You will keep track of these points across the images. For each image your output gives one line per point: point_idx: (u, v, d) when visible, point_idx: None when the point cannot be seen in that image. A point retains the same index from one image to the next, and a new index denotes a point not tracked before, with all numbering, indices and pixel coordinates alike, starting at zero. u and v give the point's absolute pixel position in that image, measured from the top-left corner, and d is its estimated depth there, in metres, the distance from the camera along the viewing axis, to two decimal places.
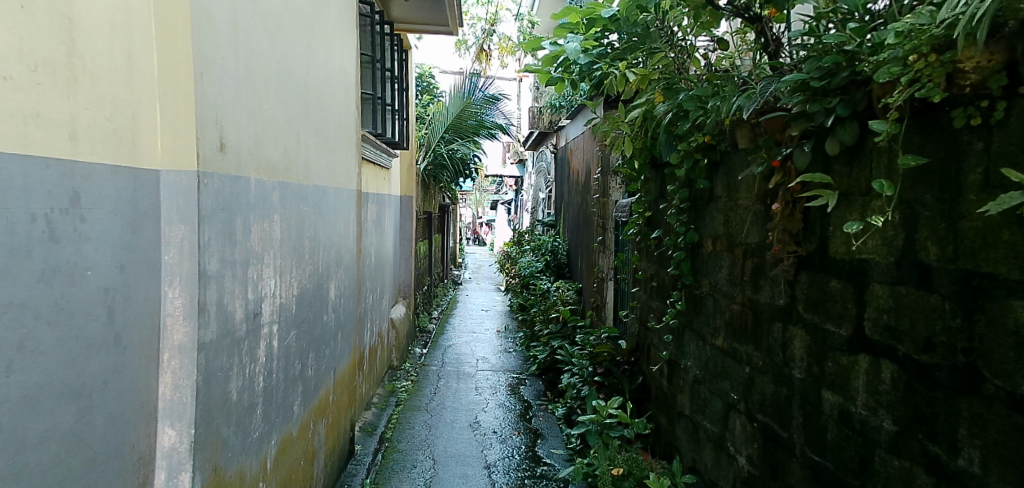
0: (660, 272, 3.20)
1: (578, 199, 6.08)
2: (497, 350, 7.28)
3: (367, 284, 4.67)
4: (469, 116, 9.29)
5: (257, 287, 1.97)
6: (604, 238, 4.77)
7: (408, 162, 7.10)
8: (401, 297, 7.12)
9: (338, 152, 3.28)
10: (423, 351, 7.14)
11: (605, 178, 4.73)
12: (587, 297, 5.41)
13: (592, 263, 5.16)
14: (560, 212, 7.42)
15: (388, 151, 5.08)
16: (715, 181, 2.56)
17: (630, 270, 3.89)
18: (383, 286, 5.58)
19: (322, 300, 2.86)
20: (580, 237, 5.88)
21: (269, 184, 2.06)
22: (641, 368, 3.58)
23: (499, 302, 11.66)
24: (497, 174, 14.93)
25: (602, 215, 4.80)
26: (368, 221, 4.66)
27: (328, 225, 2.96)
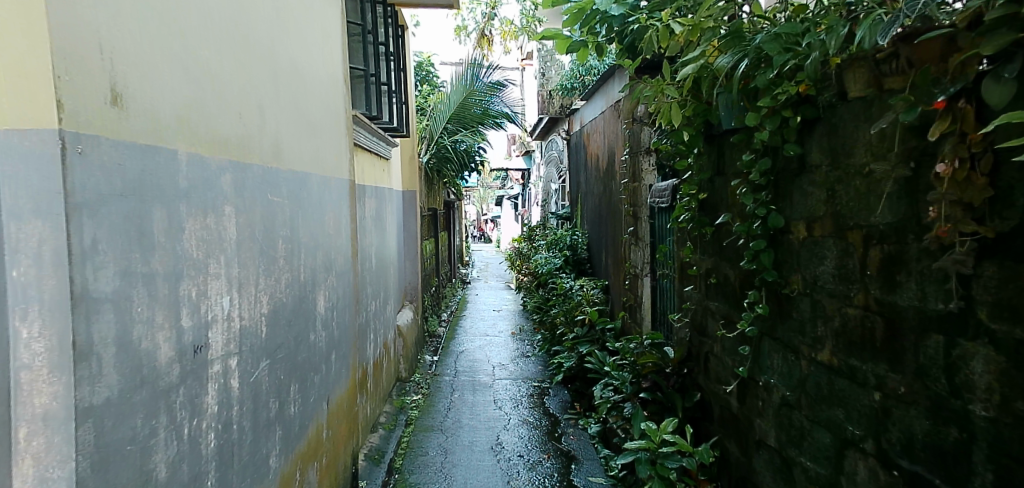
0: (725, 266, 2.60)
1: (598, 186, 5.46)
2: (513, 355, 6.69)
3: (368, 289, 4.10)
4: (473, 105, 8.69)
5: (207, 309, 1.41)
6: (636, 229, 4.16)
7: (408, 154, 6.51)
8: (407, 301, 6.53)
9: (323, 133, 2.69)
10: (433, 359, 6.56)
11: (635, 159, 4.12)
12: (615, 296, 4.82)
13: (621, 257, 4.56)
14: (576, 202, 6.80)
15: (384, 138, 4.49)
16: (808, 146, 1.98)
17: (676, 264, 3.30)
18: (386, 291, 5.00)
19: (309, 315, 2.29)
20: (604, 229, 5.28)
21: (212, 164, 1.48)
22: (697, 383, 2.99)
23: (510, 301, 11.07)
24: (502, 167, 14.28)
25: (633, 202, 4.19)
26: (365, 218, 4.06)
27: (312, 221, 2.37)
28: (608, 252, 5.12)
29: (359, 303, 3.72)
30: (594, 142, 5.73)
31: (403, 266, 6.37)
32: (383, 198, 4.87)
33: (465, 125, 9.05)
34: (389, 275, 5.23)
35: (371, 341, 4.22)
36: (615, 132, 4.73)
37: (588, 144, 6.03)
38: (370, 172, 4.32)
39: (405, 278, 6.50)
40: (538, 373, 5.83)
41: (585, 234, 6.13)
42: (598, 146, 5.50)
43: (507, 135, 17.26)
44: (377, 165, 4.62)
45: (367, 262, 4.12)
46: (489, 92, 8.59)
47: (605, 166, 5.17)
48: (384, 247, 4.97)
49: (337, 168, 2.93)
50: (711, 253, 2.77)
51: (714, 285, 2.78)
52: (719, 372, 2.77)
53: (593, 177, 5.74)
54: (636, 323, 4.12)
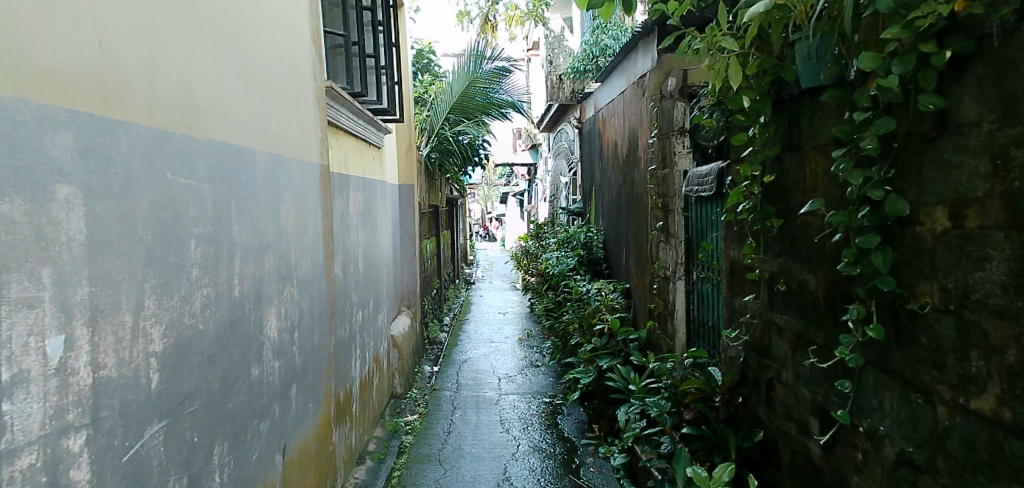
0: (807, 271, 2.00)
1: (617, 177, 4.85)
2: (521, 366, 6.06)
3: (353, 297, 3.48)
4: (477, 93, 8.09)
5: (5, 362, 0.81)
6: (666, 224, 3.54)
7: (404, 144, 5.91)
8: (404, 307, 5.92)
9: (283, 101, 2.06)
10: (433, 370, 5.96)
11: (663, 142, 3.53)
12: (639, 301, 4.21)
13: (647, 257, 3.95)
14: (590, 196, 6.17)
15: (373, 121, 3.89)
16: (956, 97, 1.37)
17: (725, 266, 2.69)
18: (378, 296, 4.40)
19: (252, 342, 1.68)
20: (624, 224, 4.66)
21: (8, 102, 0.83)
22: (757, 417, 2.38)
23: (516, 303, 10.47)
24: (507, 163, 13.63)
25: (662, 193, 3.58)
26: (350, 213, 3.46)
27: (258, 214, 1.75)
28: (630, 250, 4.50)
29: (340, 313, 3.11)
30: (611, 128, 5.10)
31: (399, 268, 5.76)
32: (374, 192, 4.28)
33: (468, 116, 8.44)
34: (382, 277, 4.62)
35: (357, 357, 3.61)
36: (638, 113, 4.12)
37: (604, 130, 5.42)
38: (357, 160, 3.71)
39: (401, 280, 5.89)
40: (549, 388, 5.21)
41: (601, 230, 5.50)
42: (617, 131, 4.88)
43: (513, 129, 16.61)
44: (366, 152, 4.04)
45: (352, 264, 3.50)
46: (494, 80, 7.99)
47: (625, 153, 4.56)
48: (376, 247, 4.37)
49: (304, 150, 2.30)
50: (780, 252, 2.17)
51: (785, 293, 2.17)
52: (791, 406, 2.16)
53: (610, 166, 5.13)
54: (668, 335, 3.49)
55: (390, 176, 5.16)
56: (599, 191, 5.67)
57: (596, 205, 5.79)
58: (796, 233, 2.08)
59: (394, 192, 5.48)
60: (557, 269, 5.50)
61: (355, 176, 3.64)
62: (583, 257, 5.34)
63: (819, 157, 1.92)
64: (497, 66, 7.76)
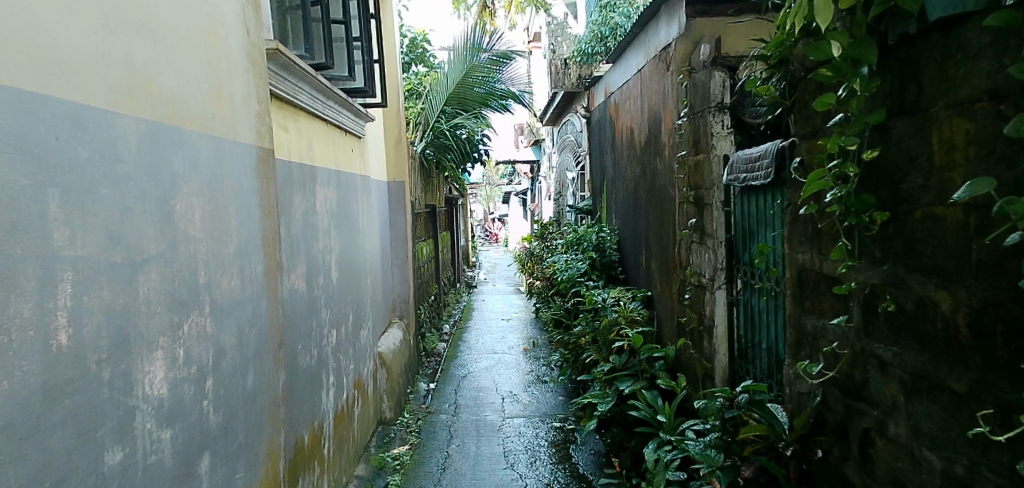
0: (939, 284, 1.39)
1: (634, 169, 4.23)
2: (527, 382, 5.44)
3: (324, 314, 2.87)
4: (475, 83, 7.49)
5: None
6: (701, 222, 2.93)
7: (393, 136, 5.30)
8: (395, 318, 5.30)
9: (181, 49, 1.41)
10: (429, 387, 5.36)
11: (696, 122, 2.92)
12: (664, 312, 3.60)
13: (675, 260, 3.33)
14: (601, 192, 5.54)
15: (349, 104, 3.29)
16: None
17: (792, 274, 2.09)
18: (361, 309, 3.79)
19: (110, 412, 1.08)
20: (644, 221, 4.04)
21: None
22: (846, 480, 1.77)
23: (520, 308, 9.86)
24: (508, 160, 12.95)
25: (694, 185, 2.97)
26: (318, 213, 2.85)
27: (123, 213, 1.14)
28: (651, 252, 3.87)
29: (302, 336, 2.51)
30: (626, 114, 4.48)
31: (389, 275, 5.16)
32: (353, 189, 3.67)
33: (466, 109, 7.82)
34: (366, 286, 4.00)
35: (331, 387, 3.00)
36: (661, 92, 3.51)
37: (618, 117, 4.80)
38: (329, 149, 3.11)
39: (392, 288, 5.27)
40: (558, 410, 4.57)
41: (615, 230, 4.87)
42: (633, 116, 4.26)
43: (515, 126, 15.94)
44: (342, 142, 3.44)
45: (322, 275, 2.88)
46: (493, 68, 7.37)
47: (645, 140, 3.94)
48: (356, 253, 3.76)
49: (225, 126, 1.65)
50: (886, 257, 1.57)
51: (894, 315, 1.56)
52: (901, 472, 1.55)
53: (626, 156, 4.50)
54: (707, 356, 2.88)
55: (375, 171, 4.56)
56: (612, 185, 5.04)
57: (608, 202, 5.16)
58: (914, 230, 1.48)
59: (381, 189, 4.87)
60: (565, 274, 4.88)
61: (325, 167, 3.02)
62: (595, 260, 4.72)
63: (960, 120, 1.32)
64: (498, 53, 7.17)
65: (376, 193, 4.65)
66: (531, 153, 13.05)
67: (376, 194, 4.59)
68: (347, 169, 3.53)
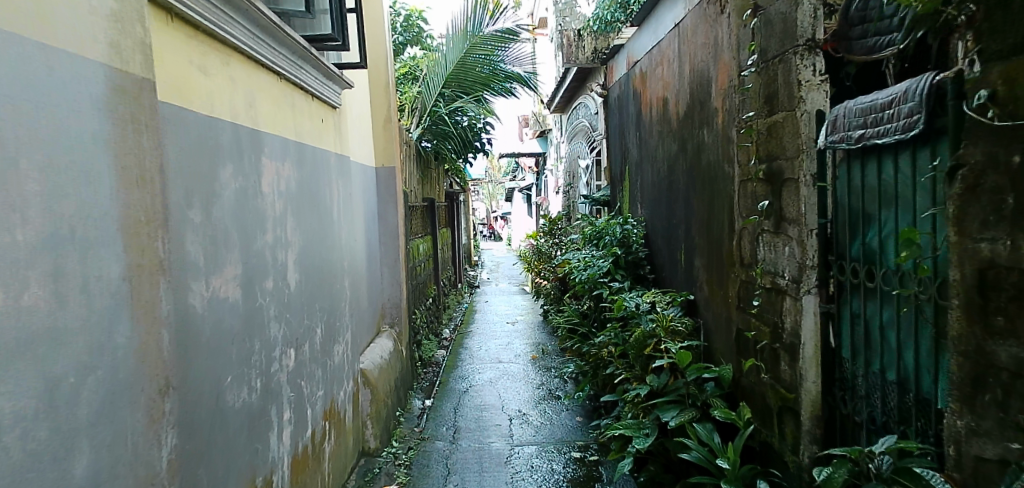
0: None
1: (670, 146, 3.47)
2: (537, 398, 4.70)
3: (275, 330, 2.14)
4: (477, 63, 6.76)
5: None
6: (779, 203, 2.19)
7: (381, 115, 4.55)
8: (385, 326, 4.55)
9: None
10: (424, 405, 4.62)
11: (771, 71, 2.17)
12: (714, 321, 2.86)
13: (734, 255, 2.59)
14: (623, 178, 4.77)
15: (311, 57, 2.55)
16: None
17: (964, 275, 1.34)
18: (336, 320, 3.05)
19: None
20: (683, 209, 3.28)
21: None
22: None
23: (527, 310, 9.13)
24: (512, 153, 12.14)
25: (768, 155, 2.24)
26: (266, 195, 2.12)
27: None
28: (693, 246, 3.12)
29: (230, 364, 1.78)
30: (658, 81, 3.73)
31: (377, 276, 4.42)
32: (326, 169, 2.93)
33: (466, 91, 7.04)
34: (345, 289, 3.27)
35: (287, 425, 2.26)
36: (711, 44, 2.76)
37: (645, 89, 4.04)
38: (285, 113, 2.37)
39: (381, 291, 4.52)
40: (577, 437, 3.82)
41: (644, 221, 4.12)
42: (668, 82, 3.50)
43: (519, 117, 15.10)
44: (307, 108, 2.71)
45: (274, 279, 2.16)
46: (497, 45, 6.63)
47: (685, 110, 3.20)
48: (330, 249, 3.02)
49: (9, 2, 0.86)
50: None
51: None
52: None
53: (657, 132, 3.75)
54: (790, 384, 2.14)
55: (356, 154, 3.82)
56: (637, 168, 4.29)
57: (634, 190, 4.41)
58: None
59: (364, 175, 4.13)
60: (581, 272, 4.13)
61: (279, 135, 2.28)
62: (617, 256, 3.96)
63: None
64: (501, 29, 6.47)
65: (359, 180, 3.93)
66: (537, 145, 12.23)
67: (358, 180, 3.86)
68: (316, 144, 2.79)
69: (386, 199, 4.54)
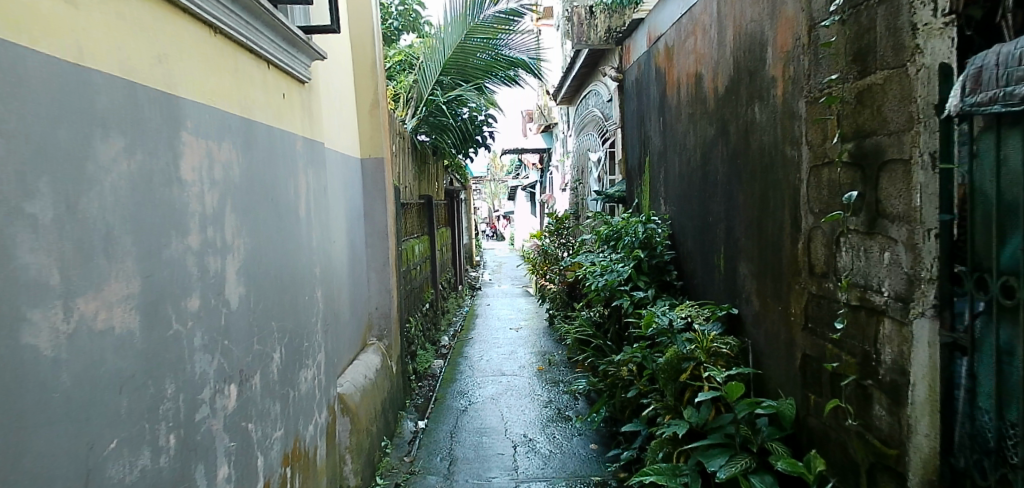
0: None
1: (706, 130, 2.93)
2: (545, 420, 4.15)
3: (207, 365, 1.61)
4: (478, 47, 6.21)
5: None
6: (876, 193, 1.65)
7: (368, 100, 3.99)
8: (372, 338, 4.00)
9: None
10: (417, 428, 4.07)
11: (870, 19, 1.64)
12: (768, 342, 2.31)
13: (801, 261, 2.05)
14: (642, 171, 4.22)
15: (263, 10, 1.99)
16: None
17: None
18: (307, 339, 2.52)
19: None
20: (723, 203, 2.73)
21: None
22: None
23: (531, 315, 8.57)
24: (516, 148, 11.58)
25: (860, 130, 1.70)
26: (191, 184, 1.58)
27: None
28: (739, 249, 2.57)
29: (119, 423, 1.25)
30: (688, 56, 3.18)
31: (362, 283, 3.88)
32: (290, 156, 2.40)
33: (466, 79, 6.49)
34: (321, 300, 2.75)
35: (227, 485, 1.74)
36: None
37: (671, 66, 3.50)
38: (225, 79, 1.84)
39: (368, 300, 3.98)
40: (592, 471, 3.26)
41: (670, 219, 3.58)
42: (704, 54, 2.95)
43: (523, 112, 14.54)
44: (263, 79, 2.17)
45: (204, 296, 1.63)
46: (500, 28, 6.09)
47: (728, 85, 2.65)
48: (298, 253, 2.48)
49: None
50: None
51: None
52: None
53: (688, 115, 3.20)
54: (891, 437, 1.60)
55: (332, 141, 3.28)
56: (661, 160, 3.74)
57: (657, 184, 3.86)
58: None
59: (346, 167, 3.59)
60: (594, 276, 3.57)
61: (214, 106, 1.74)
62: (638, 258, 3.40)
63: None
64: (504, 10, 5.95)
65: (339, 172, 3.40)
66: (542, 140, 11.67)
67: (337, 172, 3.32)
68: (275, 124, 2.26)
69: (373, 194, 3.99)
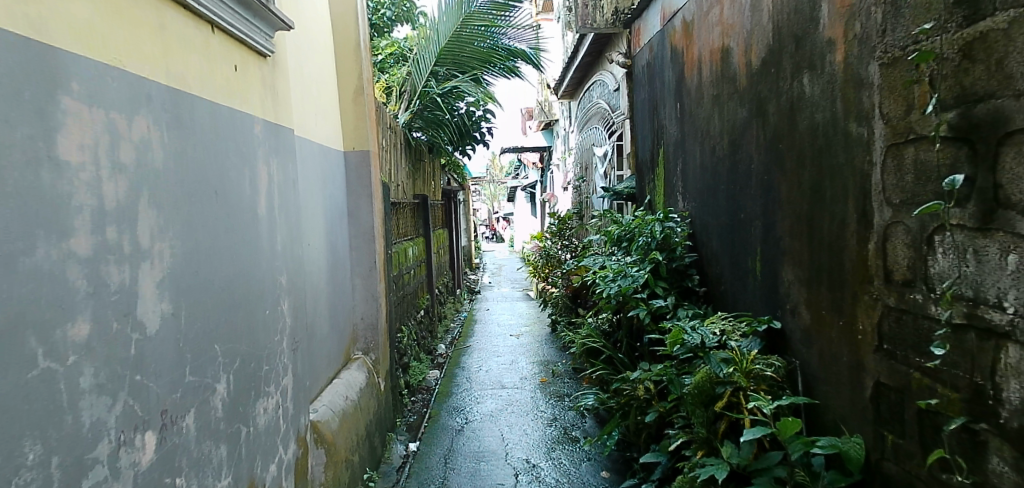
0: None
1: (738, 113, 2.52)
2: (550, 442, 3.73)
3: (104, 412, 1.21)
4: (476, 36, 5.80)
5: None
6: (995, 176, 1.23)
7: (352, 87, 3.54)
8: (356, 353, 3.58)
9: None
10: (408, 452, 3.65)
11: None
12: (822, 363, 1.91)
13: (874, 265, 1.64)
14: (655, 165, 3.81)
15: None
16: None
17: None
18: (268, 362, 2.10)
19: None
20: (762, 197, 2.32)
21: None
22: None
23: (533, 320, 8.15)
24: (515, 147, 11.19)
25: (968, 94, 1.29)
26: (77, 168, 1.16)
27: None
28: (783, 250, 2.16)
29: None
30: (712, 29, 2.78)
31: (345, 292, 3.46)
32: (245, 143, 1.97)
33: (462, 70, 6.08)
34: (289, 315, 2.33)
35: None
36: None
37: (690, 43, 3.10)
38: (143, 38, 1.43)
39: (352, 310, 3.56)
40: None
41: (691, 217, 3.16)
42: (732, 24, 2.55)
43: (523, 110, 14.15)
44: (207, 47, 1.76)
45: (100, 321, 1.21)
46: (498, 15, 5.69)
47: (767, 57, 2.24)
48: (259, 259, 2.07)
49: None
50: None
51: None
52: None
53: (713, 97, 2.79)
54: None
55: (308, 130, 2.86)
56: (681, 151, 3.32)
57: (674, 178, 3.44)
58: None
59: (325, 161, 3.17)
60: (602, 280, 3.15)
61: (124, 71, 1.33)
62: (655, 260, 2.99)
63: None
64: None
65: (316, 166, 2.98)
66: (542, 138, 11.27)
67: (312, 167, 2.91)
68: (224, 102, 1.84)
69: (357, 192, 3.58)
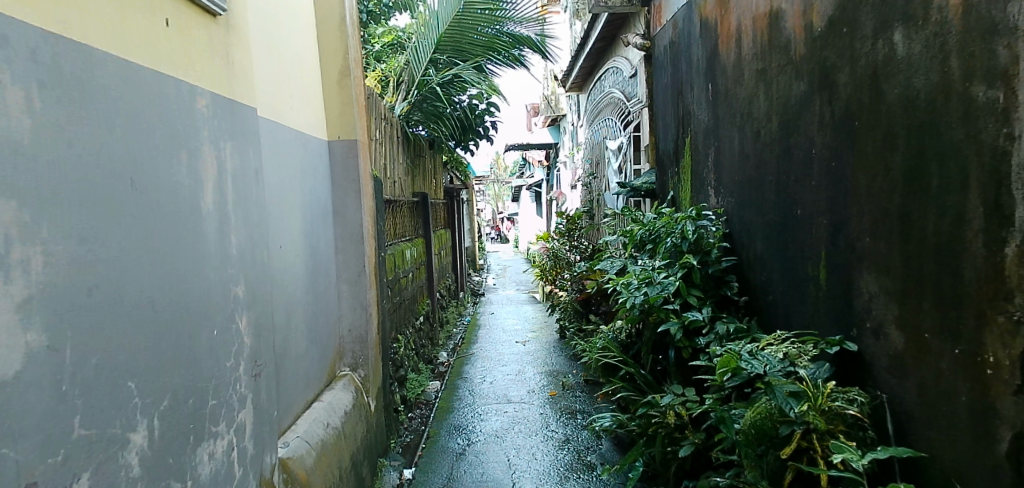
0: None
1: (795, 87, 2.09)
2: (562, 470, 3.29)
3: None
4: (478, 22, 5.35)
5: None
6: None
7: (336, 68, 3.10)
8: (343, 369, 3.16)
9: None
10: (401, 481, 3.22)
11: None
12: (931, 403, 1.47)
13: (1015, 275, 1.21)
14: (680, 156, 3.38)
15: None
16: None
17: None
18: (216, 396, 1.67)
19: None
20: (829, 188, 1.89)
21: None
22: None
23: (539, 326, 7.70)
24: (521, 144, 10.75)
25: None
26: None
27: None
28: (863, 254, 1.73)
29: None
30: None
31: (329, 301, 3.03)
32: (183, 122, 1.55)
33: (464, 57, 5.63)
34: (250, 333, 1.90)
35: None
36: None
37: (727, 12, 2.67)
38: None
39: (337, 321, 3.13)
40: None
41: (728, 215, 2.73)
42: None
43: (529, 107, 13.71)
44: None
45: None
46: None
47: (837, 14, 1.81)
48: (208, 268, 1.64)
49: None
50: None
51: None
52: None
53: (759, 71, 2.36)
54: None
55: (280, 114, 2.44)
56: (714, 138, 2.88)
57: (705, 169, 3.01)
58: None
59: (303, 151, 2.74)
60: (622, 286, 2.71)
61: None
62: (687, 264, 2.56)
63: None
64: None
65: (291, 156, 2.55)
66: (549, 134, 10.84)
67: (285, 157, 2.48)
68: (148, 65, 1.43)
69: (344, 187, 3.16)
